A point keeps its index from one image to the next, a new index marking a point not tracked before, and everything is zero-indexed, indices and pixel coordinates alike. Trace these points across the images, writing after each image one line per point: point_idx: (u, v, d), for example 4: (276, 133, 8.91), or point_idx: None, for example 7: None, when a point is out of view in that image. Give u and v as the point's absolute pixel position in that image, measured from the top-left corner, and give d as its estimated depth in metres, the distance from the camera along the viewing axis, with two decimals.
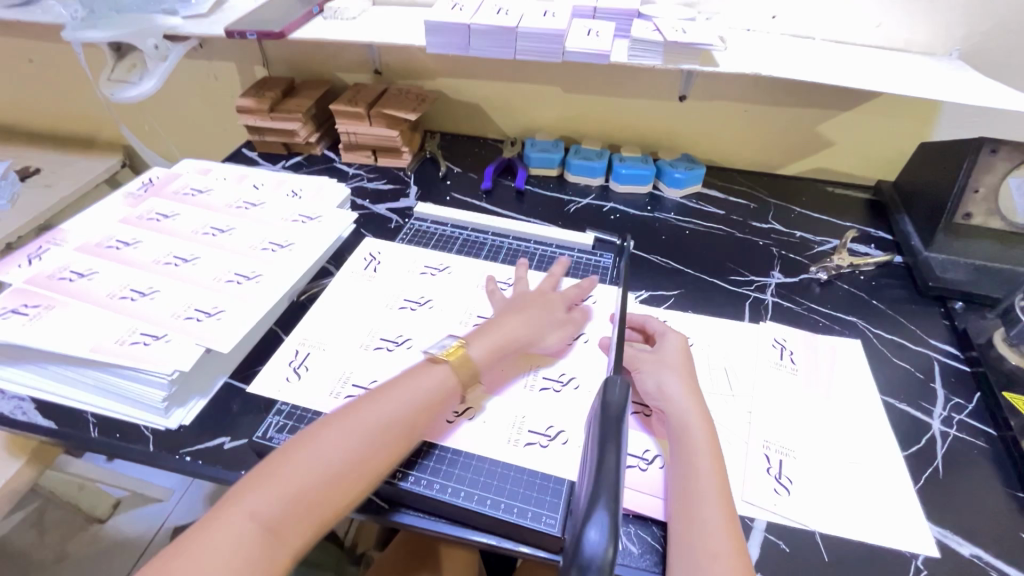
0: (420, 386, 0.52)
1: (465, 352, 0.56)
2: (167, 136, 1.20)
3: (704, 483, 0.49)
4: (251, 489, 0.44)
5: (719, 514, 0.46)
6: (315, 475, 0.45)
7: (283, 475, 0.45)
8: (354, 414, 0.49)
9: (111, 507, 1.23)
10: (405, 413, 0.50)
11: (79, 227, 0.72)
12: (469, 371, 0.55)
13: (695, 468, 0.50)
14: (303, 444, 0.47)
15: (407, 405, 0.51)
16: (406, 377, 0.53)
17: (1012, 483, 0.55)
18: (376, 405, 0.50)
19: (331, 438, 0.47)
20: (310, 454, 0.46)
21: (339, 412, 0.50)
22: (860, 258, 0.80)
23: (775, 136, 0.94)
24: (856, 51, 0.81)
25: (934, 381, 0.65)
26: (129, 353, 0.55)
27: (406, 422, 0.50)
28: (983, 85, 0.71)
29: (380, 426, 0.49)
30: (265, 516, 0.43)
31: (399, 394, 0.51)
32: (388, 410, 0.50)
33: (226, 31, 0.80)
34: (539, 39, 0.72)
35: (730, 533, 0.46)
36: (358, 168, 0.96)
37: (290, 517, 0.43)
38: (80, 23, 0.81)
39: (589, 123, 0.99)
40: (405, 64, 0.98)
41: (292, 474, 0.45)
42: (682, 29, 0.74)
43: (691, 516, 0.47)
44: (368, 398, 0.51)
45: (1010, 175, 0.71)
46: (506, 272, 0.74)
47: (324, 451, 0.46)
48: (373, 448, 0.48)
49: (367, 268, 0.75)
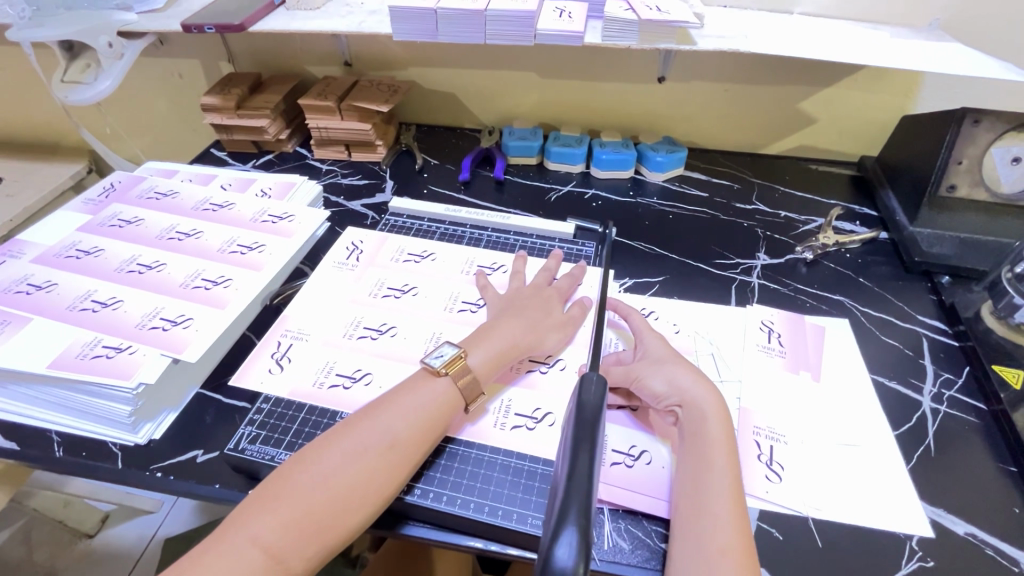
0: (421, 398, 0.50)
1: (465, 362, 0.53)
2: (131, 139, 1.16)
3: (716, 479, 0.46)
4: (251, 515, 0.42)
5: (728, 511, 0.44)
6: (316, 498, 0.43)
7: (282, 498, 0.43)
8: (354, 431, 0.47)
9: (100, 521, 1.20)
10: (409, 428, 0.48)
11: (37, 237, 0.69)
12: (470, 382, 0.52)
13: (702, 464, 0.48)
14: (303, 464, 0.45)
15: (411, 420, 0.49)
16: (406, 389, 0.51)
17: (1004, 457, 0.55)
18: (376, 420, 0.48)
19: (331, 458, 0.45)
20: (310, 475, 0.44)
21: (338, 429, 0.48)
22: (845, 235, 0.79)
23: (756, 115, 0.92)
24: (835, 24, 0.79)
25: (923, 357, 0.64)
26: (91, 367, 0.53)
27: (409, 436, 0.48)
28: (963, 54, 0.70)
29: (381, 442, 0.47)
30: (266, 542, 0.41)
31: (402, 408, 0.49)
32: (389, 425, 0.48)
33: (183, 25, 0.77)
34: (510, 22, 0.70)
35: (739, 529, 0.44)
36: (331, 165, 0.93)
37: (292, 543, 0.42)
38: (27, 23, 0.77)
39: (568, 109, 0.97)
40: (375, 54, 0.95)
41: (292, 497, 0.43)
42: (656, 6, 0.72)
43: (699, 512, 0.45)
44: (368, 413, 0.49)
45: (993, 146, 0.70)
46: (490, 257, 0.73)
47: (325, 472, 0.45)
48: (375, 467, 0.46)
49: (348, 257, 0.73)
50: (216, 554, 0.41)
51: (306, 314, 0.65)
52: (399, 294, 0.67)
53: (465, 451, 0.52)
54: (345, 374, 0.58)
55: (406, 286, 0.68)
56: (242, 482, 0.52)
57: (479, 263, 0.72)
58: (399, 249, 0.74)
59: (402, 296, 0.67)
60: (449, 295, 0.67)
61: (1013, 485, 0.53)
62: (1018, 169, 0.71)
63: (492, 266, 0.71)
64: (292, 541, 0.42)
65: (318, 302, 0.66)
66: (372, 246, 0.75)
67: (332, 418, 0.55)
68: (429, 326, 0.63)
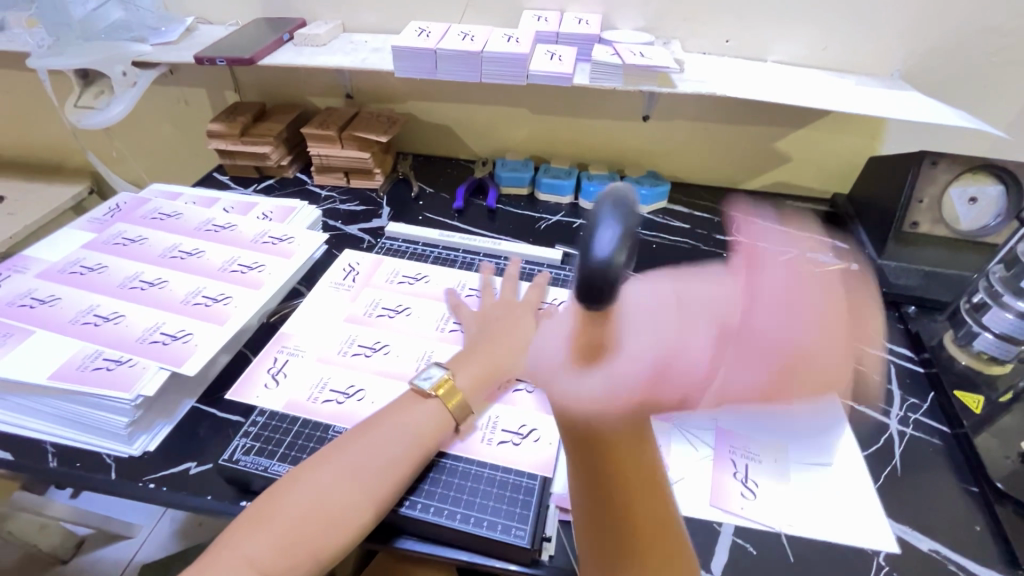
0: (411, 418, 0.52)
1: (454, 383, 0.55)
2: (135, 162, 1.19)
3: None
4: (246, 534, 0.44)
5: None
6: (303, 511, 0.45)
7: (274, 516, 0.45)
8: (344, 450, 0.49)
9: (74, 546, 1.16)
10: (399, 448, 0.50)
11: (42, 253, 0.71)
12: (460, 405, 0.55)
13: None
14: (294, 484, 0.47)
15: (401, 441, 0.51)
16: (396, 410, 0.53)
17: (965, 478, 0.57)
18: (366, 440, 0.50)
19: (322, 475, 0.47)
20: (300, 491, 0.46)
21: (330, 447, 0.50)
22: (818, 267, 0.83)
23: (735, 152, 0.98)
24: (805, 72, 0.86)
25: (891, 383, 0.67)
26: (92, 378, 0.54)
27: (401, 456, 0.50)
28: (921, 102, 0.76)
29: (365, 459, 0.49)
30: (257, 559, 0.42)
31: (392, 428, 0.51)
32: (377, 444, 0.50)
33: (195, 58, 0.81)
34: (504, 63, 0.75)
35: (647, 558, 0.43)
36: (330, 191, 0.97)
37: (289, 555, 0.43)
38: (46, 52, 0.81)
39: (558, 144, 1.02)
40: (377, 88, 1.00)
41: (284, 514, 0.45)
42: (640, 52, 0.78)
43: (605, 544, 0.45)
44: (359, 434, 0.51)
45: (951, 186, 0.76)
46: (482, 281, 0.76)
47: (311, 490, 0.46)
48: (366, 483, 0.47)
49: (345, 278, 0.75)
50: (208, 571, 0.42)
51: (304, 331, 0.67)
52: (394, 313, 0.70)
53: (455, 464, 0.54)
54: (339, 390, 0.60)
55: (401, 306, 0.71)
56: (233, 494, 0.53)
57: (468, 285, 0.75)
58: (394, 272, 0.77)
59: (399, 315, 0.70)
60: (440, 315, 0.70)
61: (973, 504, 0.55)
62: (975, 209, 0.77)
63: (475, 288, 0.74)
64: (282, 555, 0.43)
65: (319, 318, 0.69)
66: (366, 266, 0.77)
67: (325, 431, 0.56)
68: (421, 345, 0.65)
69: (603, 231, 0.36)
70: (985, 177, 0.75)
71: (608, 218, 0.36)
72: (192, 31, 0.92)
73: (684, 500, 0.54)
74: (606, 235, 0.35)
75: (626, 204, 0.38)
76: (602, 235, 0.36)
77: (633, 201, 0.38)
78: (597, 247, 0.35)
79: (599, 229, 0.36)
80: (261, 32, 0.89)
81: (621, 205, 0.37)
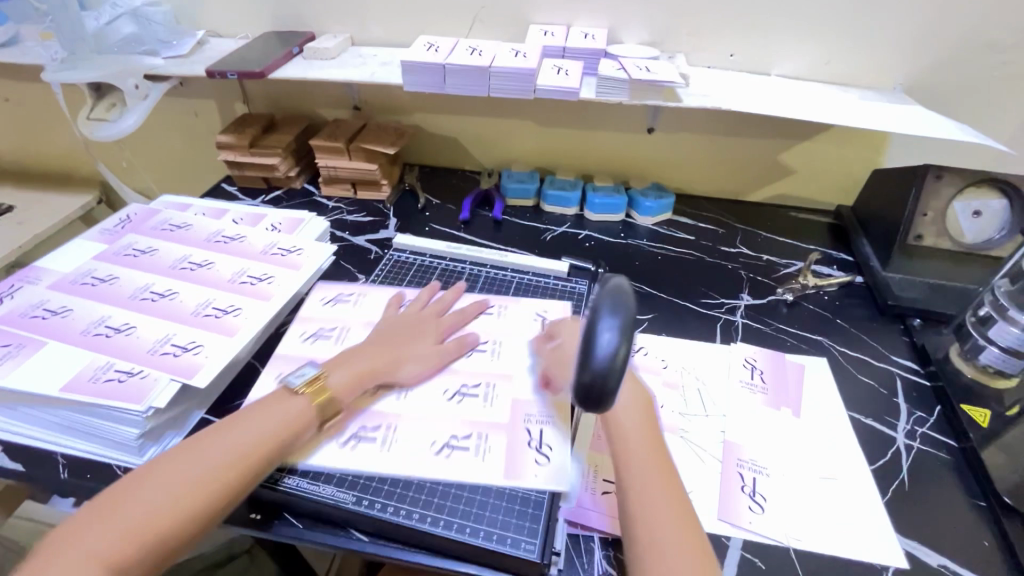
0: (283, 408, 0.53)
1: (324, 382, 0.56)
2: (144, 172, 1.21)
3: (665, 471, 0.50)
4: (91, 526, 0.42)
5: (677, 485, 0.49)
6: (148, 507, 0.44)
7: (123, 509, 0.43)
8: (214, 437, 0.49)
9: None
10: (270, 431, 0.51)
11: (53, 264, 0.72)
12: (327, 401, 0.55)
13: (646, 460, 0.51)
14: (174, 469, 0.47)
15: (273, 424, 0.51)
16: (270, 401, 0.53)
17: (974, 492, 0.58)
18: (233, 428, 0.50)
19: (240, 430, 0.50)
20: (164, 474, 0.46)
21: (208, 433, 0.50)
22: (823, 279, 0.83)
23: (739, 165, 0.98)
24: (808, 85, 0.86)
25: (897, 396, 0.68)
26: (104, 390, 0.55)
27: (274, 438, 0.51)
28: (924, 117, 0.77)
29: (298, 385, 0.55)
30: (106, 553, 0.41)
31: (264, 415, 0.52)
32: (246, 429, 0.50)
33: (207, 71, 0.83)
34: (511, 77, 0.76)
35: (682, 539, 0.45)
36: (337, 202, 0.98)
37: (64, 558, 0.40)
38: (59, 65, 0.83)
39: (563, 155, 1.03)
40: (384, 101, 1.01)
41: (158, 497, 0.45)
42: (646, 67, 0.78)
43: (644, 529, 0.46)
44: (232, 421, 0.51)
45: (955, 200, 0.76)
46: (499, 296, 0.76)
47: (201, 465, 0.47)
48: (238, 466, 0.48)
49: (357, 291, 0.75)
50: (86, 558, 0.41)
51: (302, 347, 0.66)
52: None
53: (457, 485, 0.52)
54: None
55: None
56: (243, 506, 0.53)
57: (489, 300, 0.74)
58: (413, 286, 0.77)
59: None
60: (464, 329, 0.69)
61: (982, 519, 0.55)
62: (978, 222, 0.77)
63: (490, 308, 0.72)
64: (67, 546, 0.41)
65: (326, 329, 0.68)
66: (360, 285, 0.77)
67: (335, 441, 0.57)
68: None
69: (604, 324, 0.39)
70: (988, 190, 0.76)
71: (607, 311, 0.40)
72: (203, 44, 0.93)
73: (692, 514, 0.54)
74: (606, 331, 0.39)
75: (623, 292, 0.41)
76: (603, 330, 0.39)
77: (628, 287, 0.42)
78: (598, 348, 0.39)
79: (599, 324, 0.39)
80: (271, 46, 0.90)
81: (620, 296, 0.41)
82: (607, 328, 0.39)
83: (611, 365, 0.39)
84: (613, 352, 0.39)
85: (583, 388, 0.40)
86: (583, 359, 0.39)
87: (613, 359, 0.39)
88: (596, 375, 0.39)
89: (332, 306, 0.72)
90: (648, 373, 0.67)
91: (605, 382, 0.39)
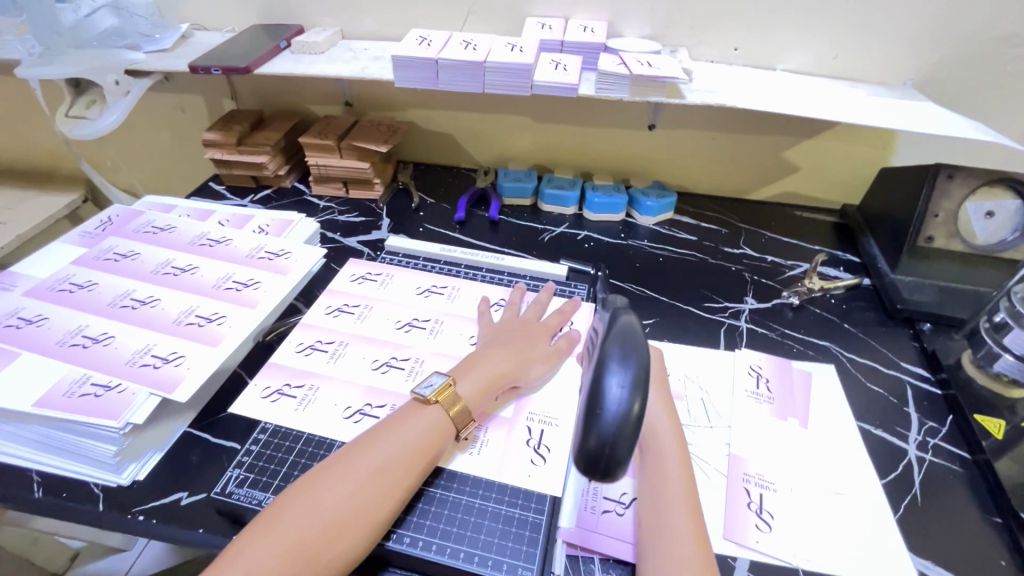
0: (415, 426, 0.50)
1: (454, 391, 0.53)
2: (130, 170, 1.17)
3: (672, 510, 0.47)
4: (245, 545, 0.41)
5: (686, 523, 0.46)
6: (308, 527, 0.42)
7: (278, 528, 0.42)
8: (353, 456, 0.47)
9: (67, 560, 1.14)
10: (401, 456, 0.48)
11: (30, 269, 0.69)
12: (460, 412, 0.52)
13: (654, 496, 0.48)
14: (304, 490, 0.45)
15: (402, 449, 0.48)
16: (402, 416, 0.51)
17: (989, 508, 0.55)
18: (371, 449, 0.48)
19: (384, 446, 0.48)
20: (316, 494, 0.44)
21: (343, 453, 0.48)
22: (830, 281, 0.81)
23: (742, 162, 0.96)
24: (815, 81, 0.83)
25: (908, 405, 0.65)
26: (79, 405, 0.52)
27: (404, 463, 0.48)
28: (937, 113, 0.74)
29: (430, 395, 0.52)
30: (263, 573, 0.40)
31: (395, 436, 0.49)
32: (382, 451, 0.48)
33: (190, 67, 0.79)
34: (506, 73, 0.73)
35: (697, 537, 0.45)
36: (329, 202, 0.95)
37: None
38: (36, 60, 0.79)
39: (561, 153, 1.00)
40: (377, 96, 0.98)
41: (290, 526, 0.42)
42: (647, 62, 0.75)
43: (660, 522, 0.46)
44: (371, 439, 0.49)
45: (967, 201, 0.74)
46: (499, 293, 0.74)
47: (352, 484, 0.45)
48: (370, 493, 0.45)
49: (360, 287, 0.74)
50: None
51: (296, 360, 0.63)
52: (394, 329, 0.68)
53: (459, 475, 0.53)
54: (335, 413, 0.58)
55: (429, 321, 0.69)
56: (226, 527, 0.50)
57: (489, 298, 0.73)
58: (415, 285, 0.75)
59: (423, 329, 0.68)
60: (469, 330, 0.68)
61: (997, 536, 0.53)
62: (991, 223, 0.75)
63: (502, 300, 0.73)
64: (224, 563, 0.40)
65: (350, 306, 0.71)
66: (388, 266, 0.79)
67: (327, 450, 0.55)
68: (421, 365, 0.63)
69: (613, 379, 0.39)
70: (1002, 191, 0.73)
71: (617, 364, 0.39)
72: (187, 38, 0.90)
73: None
74: (616, 387, 0.38)
75: (633, 344, 0.41)
76: (612, 386, 0.38)
77: (640, 338, 0.41)
78: (609, 404, 0.38)
79: (608, 378, 0.39)
80: (258, 40, 0.86)
81: (630, 348, 0.40)
82: (617, 383, 0.39)
83: (621, 427, 0.38)
84: (624, 411, 0.38)
85: (590, 454, 0.38)
86: (591, 418, 0.38)
87: (623, 419, 0.38)
88: (603, 440, 0.38)
89: (358, 283, 0.75)
90: None
91: (614, 448, 0.37)
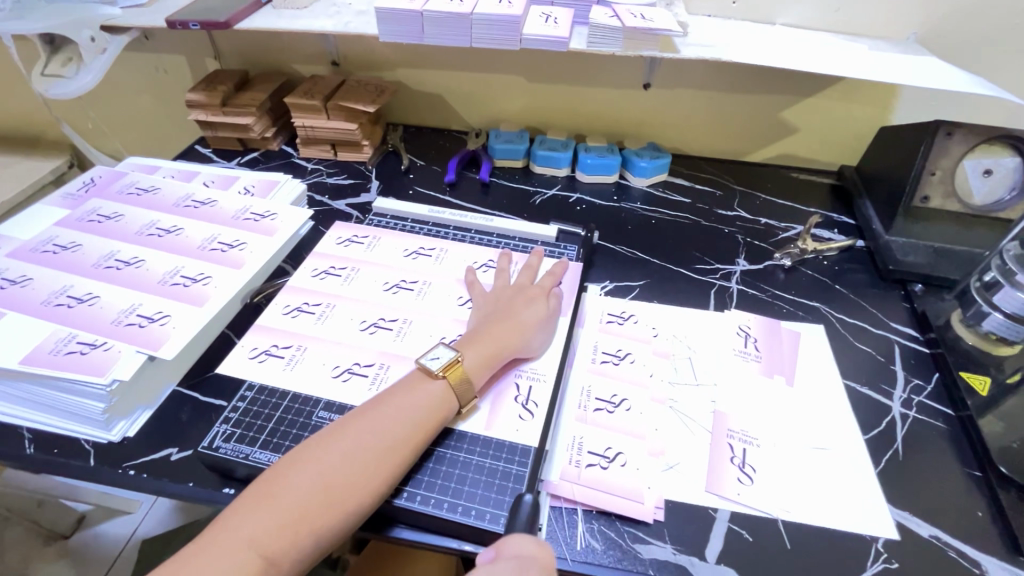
0: (418, 399, 0.50)
1: (460, 364, 0.53)
2: (115, 135, 1.15)
3: None
4: (246, 513, 0.42)
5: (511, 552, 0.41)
6: (311, 500, 0.43)
7: (278, 499, 0.43)
8: (355, 428, 0.48)
9: (76, 521, 1.14)
10: (402, 430, 0.48)
11: (13, 231, 0.68)
12: (466, 384, 0.53)
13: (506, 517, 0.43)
14: (303, 462, 0.45)
15: (405, 422, 0.49)
16: (405, 389, 0.51)
17: (969, 462, 0.56)
18: (374, 422, 0.48)
19: (387, 420, 0.48)
20: (317, 468, 0.45)
21: (342, 425, 0.48)
22: (823, 243, 0.80)
23: (740, 122, 0.93)
24: (814, 35, 0.81)
25: (895, 363, 0.65)
26: (64, 363, 0.52)
27: (406, 437, 0.48)
28: (941, 67, 0.71)
29: (436, 368, 0.53)
30: (264, 541, 0.41)
31: (399, 409, 0.49)
32: (385, 425, 0.48)
33: (167, 21, 0.76)
34: (494, 25, 0.70)
35: None
36: (317, 164, 0.93)
37: (222, 539, 0.41)
38: (6, 14, 0.76)
39: (555, 114, 0.97)
40: (364, 55, 0.95)
41: (288, 496, 0.43)
42: (641, 14, 0.73)
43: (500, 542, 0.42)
44: (373, 411, 0.49)
45: (965, 158, 0.72)
46: (487, 255, 0.74)
47: (355, 456, 0.46)
48: (372, 468, 0.46)
49: (346, 249, 0.74)
50: (205, 550, 0.40)
51: (284, 321, 0.63)
52: (382, 290, 0.67)
53: (447, 433, 0.53)
54: (321, 372, 0.58)
55: (417, 282, 0.69)
56: (217, 481, 0.51)
57: (477, 262, 0.72)
58: (403, 247, 0.74)
59: (411, 291, 0.67)
60: (457, 292, 0.67)
61: (976, 487, 0.54)
62: (989, 182, 0.73)
63: (491, 262, 0.72)
64: (224, 528, 0.41)
65: (337, 269, 0.70)
66: (375, 228, 0.78)
67: (314, 406, 0.55)
68: (408, 325, 0.63)
69: None
70: (1001, 148, 0.71)
71: None
72: None
73: (679, 487, 0.52)
74: None
75: None
76: None
77: None
78: None
79: None
80: None
81: None
82: None
83: None
84: None
85: None
86: None
87: None
88: None
89: (345, 246, 0.74)
90: (638, 341, 0.65)
91: None
